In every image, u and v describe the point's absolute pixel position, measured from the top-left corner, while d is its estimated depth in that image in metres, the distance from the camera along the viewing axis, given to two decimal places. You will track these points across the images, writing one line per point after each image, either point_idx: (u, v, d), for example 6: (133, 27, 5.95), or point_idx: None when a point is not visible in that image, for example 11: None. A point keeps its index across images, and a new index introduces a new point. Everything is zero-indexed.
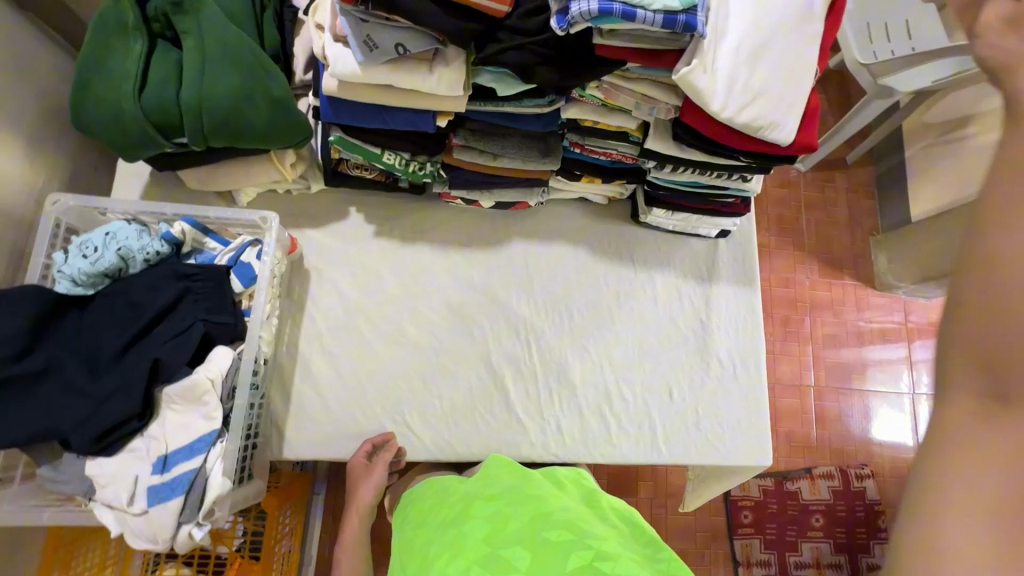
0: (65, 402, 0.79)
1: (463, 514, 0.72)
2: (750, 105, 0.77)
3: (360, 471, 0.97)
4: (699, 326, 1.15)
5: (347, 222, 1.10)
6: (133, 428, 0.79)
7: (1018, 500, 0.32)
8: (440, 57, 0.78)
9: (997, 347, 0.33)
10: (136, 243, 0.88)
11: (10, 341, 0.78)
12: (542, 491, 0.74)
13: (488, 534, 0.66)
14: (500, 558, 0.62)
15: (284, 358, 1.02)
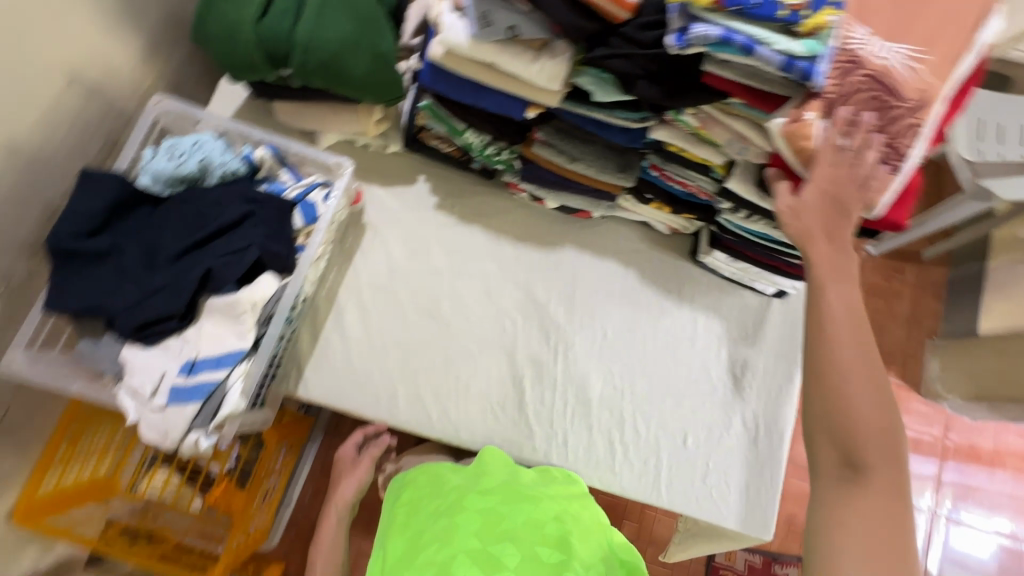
0: (118, 287, 0.82)
1: (456, 499, 0.73)
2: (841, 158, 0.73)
3: (344, 469, 1.12)
4: (731, 379, 1.12)
5: (413, 189, 1.12)
6: (171, 327, 0.82)
7: (881, 534, 0.59)
8: (548, 49, 0.78)
9: (849, 432, 0.62)
10: (218, 157, 0.92)
11: (87, 217, 0.83)
12: (537, 493, 0.75)
13: (483, 526, 0.67)
14: (492, 555, 0.64)
15: (321, 302, 1.04)
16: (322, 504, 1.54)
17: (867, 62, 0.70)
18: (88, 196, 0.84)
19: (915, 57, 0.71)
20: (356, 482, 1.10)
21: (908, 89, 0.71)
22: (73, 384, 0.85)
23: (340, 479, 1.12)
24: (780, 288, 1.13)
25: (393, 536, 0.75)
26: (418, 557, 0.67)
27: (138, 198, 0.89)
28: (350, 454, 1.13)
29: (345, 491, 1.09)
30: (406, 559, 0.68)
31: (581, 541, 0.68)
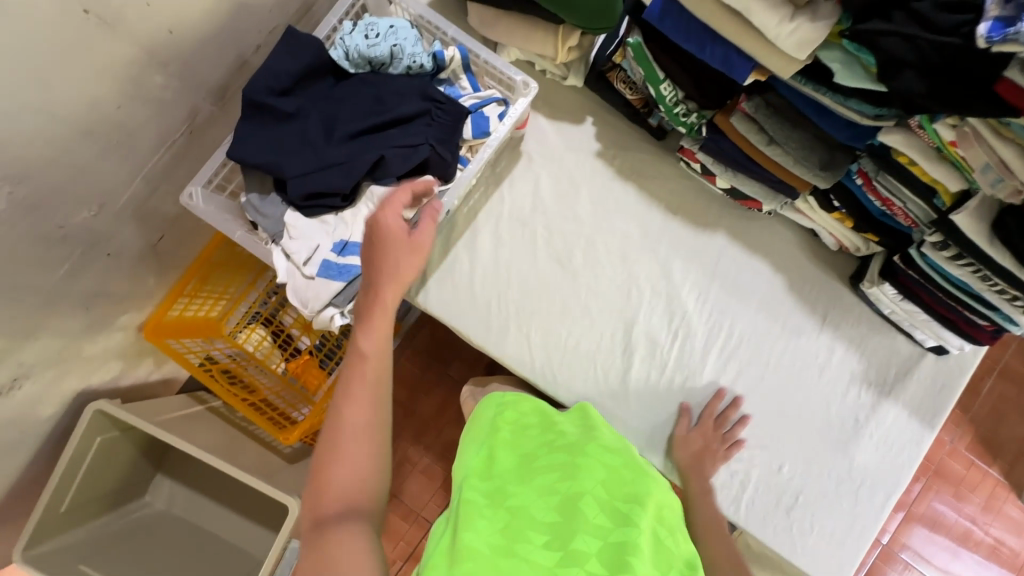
0: (296, 153, 0.85)
1: (579, 447, 0.77)
2: None
3: (399, 236, 0.75)
4: (851, 423, 1.02)
5: (579, 128, 1.06)
6: (333, 202, 0.84)
7: None
8: (810, 10, 0.69)
9: None
10: (409, 47, 0.89)
11: (284, 75, 0.85)
12: (652, 473, 0.76)
13: (610, 481, 0.69)
14: (621, 509, 0.64)
15: (458, 219, 1.03)
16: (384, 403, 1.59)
17: None
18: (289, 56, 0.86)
19: None
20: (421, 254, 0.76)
21: None
22: (235, 231, 0.88)
23: (390, 246, 0.74)
24: (942, 344, 1.00)
25: (503, 448, 0.80)
26: (539, 477, 0.71)
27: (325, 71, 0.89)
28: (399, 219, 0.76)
29: (403, 266, 0.73)
30: (524, 474, 0.73)
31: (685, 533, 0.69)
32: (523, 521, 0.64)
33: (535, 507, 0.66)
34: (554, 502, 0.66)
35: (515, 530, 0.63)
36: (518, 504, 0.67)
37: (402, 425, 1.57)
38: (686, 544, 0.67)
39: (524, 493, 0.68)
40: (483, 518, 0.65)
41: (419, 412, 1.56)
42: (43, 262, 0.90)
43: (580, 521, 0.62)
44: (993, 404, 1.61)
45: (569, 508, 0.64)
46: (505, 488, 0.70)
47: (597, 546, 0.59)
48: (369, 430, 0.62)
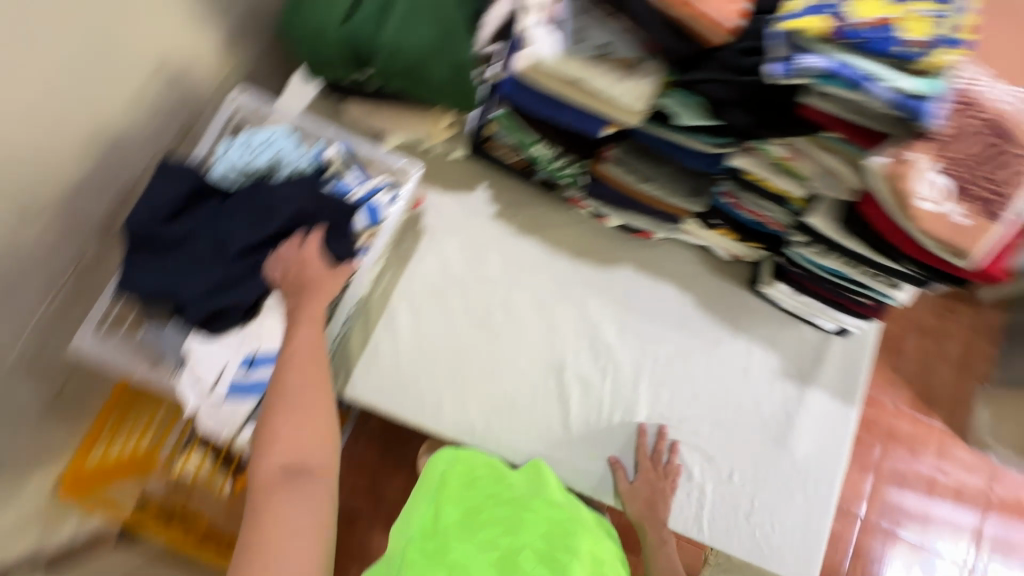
0: (190, 275, 0.84)
1: (525, 497, 0.80)
2: (951, 200, 0.68)
3: (314, 261, 0.83)
4: (783, 417, 1.08)
5: (473, 195, 1.11)
6: (234, 317, 0.83)
7: None
8: (638, 69, 0.76)
9: None
10: (292, 153, 0.93)
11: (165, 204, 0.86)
12: (591, 520, 0.80)
13: (552, 534, 0.74)
14: (560, 561, 0.70)
15: (374, 303, 1.04)
16: (347, 499, 1.51)
17: (980, 105, 0.68)
18: (170, 187, 0.86)
19: None
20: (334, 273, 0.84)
21: None
22: (138, 365, 0.88)
23: (306, 268, 0.83)
24: (842, 326, 1.09)
25: (443, 498, 0.82)
26: (480, 532, 0.76)
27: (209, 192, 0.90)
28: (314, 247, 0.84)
29: (320, 275, 0.82)
30: (465, 530, 0.77)
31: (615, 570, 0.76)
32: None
33: (475, 565, 0.71)
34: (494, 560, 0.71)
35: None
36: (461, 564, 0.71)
37: (370, 516, 1.50)
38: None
39: (467, 550, 0.73)
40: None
41: (386, 498, 1.50)
42: None
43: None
44: (920, 359, 1.73)
45: (507, 565, 0.70)
46: (448, 547, 0.74)
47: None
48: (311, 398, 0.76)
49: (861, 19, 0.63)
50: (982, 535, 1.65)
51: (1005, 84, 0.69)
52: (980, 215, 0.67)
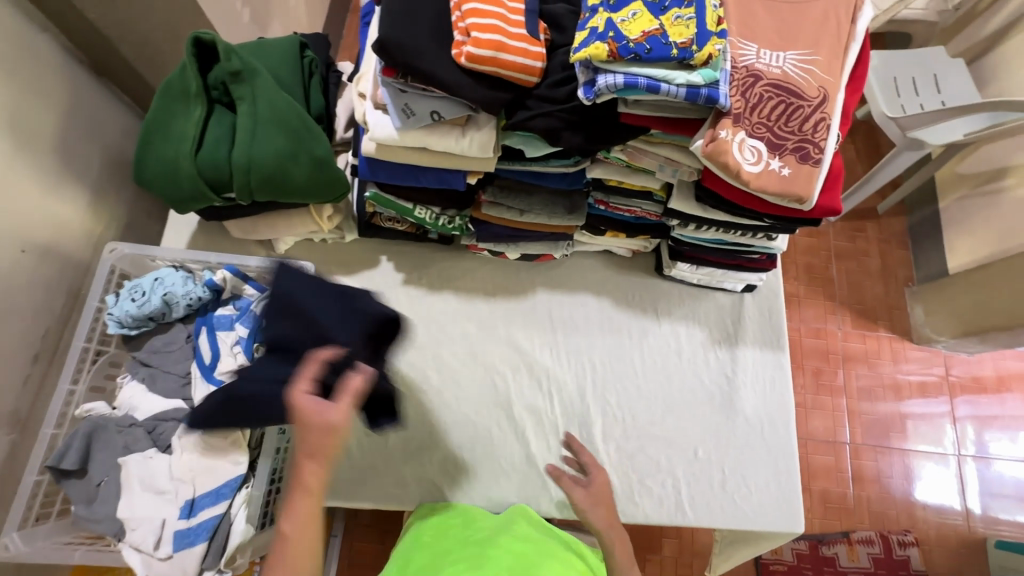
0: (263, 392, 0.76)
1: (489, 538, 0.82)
2: (770, 154, 0.76)
3: (320, 427, 0.66)
4: (724, 382, 1.13)
5: (378, 270, 1.15)
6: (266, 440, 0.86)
7: None
8: (472, 123, 0.82)
9: None
10: (181, 288, 0.94)
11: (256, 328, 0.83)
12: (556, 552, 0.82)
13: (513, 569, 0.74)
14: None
15: None
16: None
17: (764, 73, 0.76)
18: (280, 306, 0.82)
19: (805, 60, 0.78)
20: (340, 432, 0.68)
21: (808, 89, 0.77)
22: (73, 552, 0.80)
23: (305, 431, 0.67)
24: (748, 283, 1.16)
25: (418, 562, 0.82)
26: (448, 569, 0.77)
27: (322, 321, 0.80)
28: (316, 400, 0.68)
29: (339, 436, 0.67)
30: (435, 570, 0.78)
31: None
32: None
33: None
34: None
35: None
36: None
37: None
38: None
39: None
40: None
41: None
42: None
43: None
44: (848, 280, 1.84)
45: None
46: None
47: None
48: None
49: (633, 35, 0.71)
50: (958, 419, 1.74)
51: (781, 49, 0.78)
52: (798, 163, 0.77)
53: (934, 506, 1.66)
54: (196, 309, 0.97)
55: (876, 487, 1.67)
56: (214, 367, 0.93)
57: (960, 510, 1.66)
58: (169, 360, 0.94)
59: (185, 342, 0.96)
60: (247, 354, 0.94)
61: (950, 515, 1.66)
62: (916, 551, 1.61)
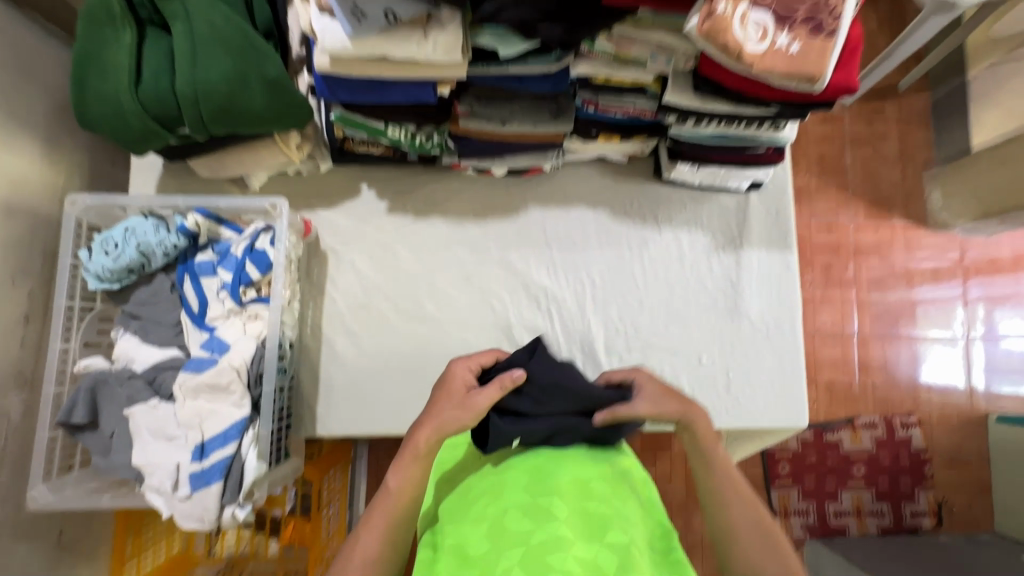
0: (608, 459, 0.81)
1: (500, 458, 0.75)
2: (778, 29, 0.66)
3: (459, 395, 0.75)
4: (729, 288, 1.10)
5: (359, 200, 1.09)
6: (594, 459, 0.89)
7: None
8: (435, 22, 0.73)
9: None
10: (153, 238, 0.89)
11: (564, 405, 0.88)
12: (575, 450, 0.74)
13: (531, 478, 0.67)
14: (542, 506, 0.61)
15: (308, 341, 1.04)
16: None
17: None
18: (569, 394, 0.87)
19: None
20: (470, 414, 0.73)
21: None
22: (101, 498, 0.83)
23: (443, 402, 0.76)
24: (754, 180, 1.08)
25: (446, 491, 0.77)
26: (475, 505, 0.67)
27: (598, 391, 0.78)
28: (468, 381, 0.77)
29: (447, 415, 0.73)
30: (462, 508, 0.68)
31: (624, 499, 0.67)
32: (464, 557, 0.60)
33: (468, 539, 0.62)
34: (483, 528, 0.62)
35: (460, 566, 0.59)
36: (456, 543, 0.63)
37: None
38: (633, 523, 0.63)
39: (461, 530, 0.64)
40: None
41: None
42: None
43: (508, 537, 0.59)
44: (863, 168, 1.74)
45: (496, 527, 0.61)
46: (452, 528, 0.66)
47: (519, 559, 0.56)
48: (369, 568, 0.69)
49: None
50: (970, 302, 1.71)
51: None
52: (811, 36, 0.67)
53: (938, 387, 1.68)
54: (175, 256, 0.93)
55: (881, 375, 1.69)
56: (204, 314, 0.92)
57: (964, 389, 1.69)
58: (156, 312, 0.92)
59: (170, 291, 0.94)
60: (234, 298, 0.92)
61: (954, 394, 1.69)
62: (918, 431, 1.66)
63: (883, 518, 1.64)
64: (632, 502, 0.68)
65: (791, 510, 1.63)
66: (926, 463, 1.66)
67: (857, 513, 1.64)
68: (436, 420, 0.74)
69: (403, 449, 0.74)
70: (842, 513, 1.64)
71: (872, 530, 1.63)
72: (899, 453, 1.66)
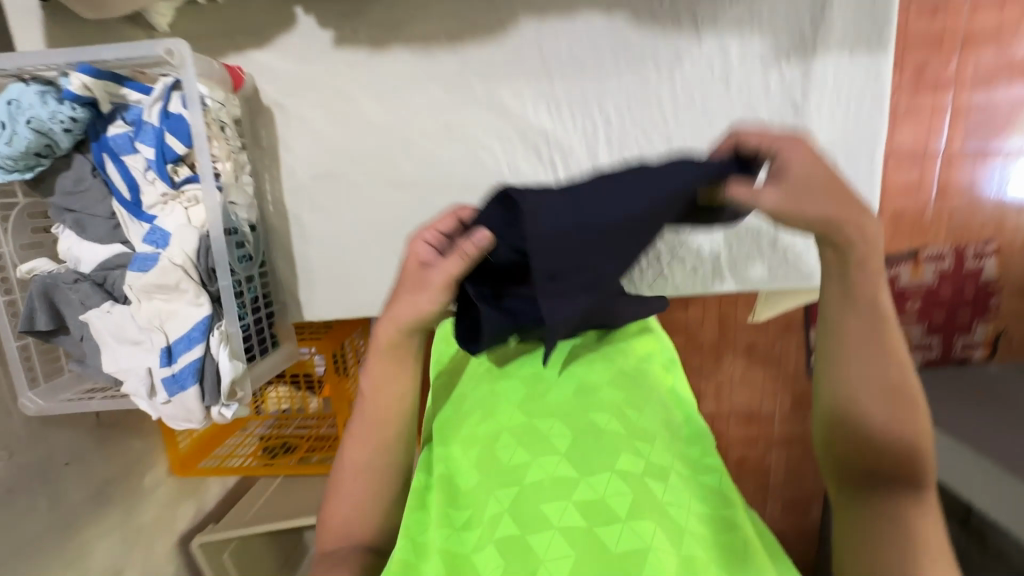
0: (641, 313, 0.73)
1: (497, 365, 0.69)
2: None
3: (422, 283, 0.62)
4: (789, 112, 0.83)
5: (296, 31, 0.83)
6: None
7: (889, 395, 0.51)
8: None
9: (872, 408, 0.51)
10: (43, 111, 0.71)
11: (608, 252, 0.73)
12: (583, 359, 0.68)
13: (529, 399, 0.63)
14: (539, 434, 0.58)
15: (273, 221, 0.90)
16: None
17: None
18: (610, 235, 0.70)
19: None
20: (435, 295, 0.61)
21: None
22: (90, 403, 0.82)
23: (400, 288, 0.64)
24: None
25: (444, 403, 0.69)
26: (464, 425, 0.63)
27: (638, 212, 0.61)
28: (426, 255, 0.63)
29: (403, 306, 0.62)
30: (449, 427, 0.65)
31: (639, 414, 0.61)
32: (457, 491, 0.58)
33: (460, 469, 0.60)
34: (476, 456, 0.59)
35: (453, 499, 0.58)
36: (446, 472, 0.61)
37: None
38: (651, 443, 0.57)
39: (453, 454, 0.61)
40: (432, 508, 0.58)
41: None
42: (13, 522, 0.91)
43: (502, 472, 0.56)
44: None
45: (488, 456, 0.58)
46: (441, 452, 0.63)
47: (512, 496, 0.53)
48: (366, 472, 0.63)
49: None
50: None
51: None
52: None
53: None
54: (83, 133, 0.75)
55: (961, 200, 1.41)
56: (138, 202, 0.78)
57: None
58: (86, 202, 0.79)
59: (94, 176, 0.79)
60: (165, 180, 0.76)
61: None
62: (992, 261, 1.44)
63: (930, 352, 1.46)
64: (654, 415, 0.61)
65: None
66: (993, 294, 1.45)
67: (903, 347, 1.46)
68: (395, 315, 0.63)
69: (370, 357, 0.65)
70: None
71: (915, 362, 1.46)
72: (963, 284, 1.44)
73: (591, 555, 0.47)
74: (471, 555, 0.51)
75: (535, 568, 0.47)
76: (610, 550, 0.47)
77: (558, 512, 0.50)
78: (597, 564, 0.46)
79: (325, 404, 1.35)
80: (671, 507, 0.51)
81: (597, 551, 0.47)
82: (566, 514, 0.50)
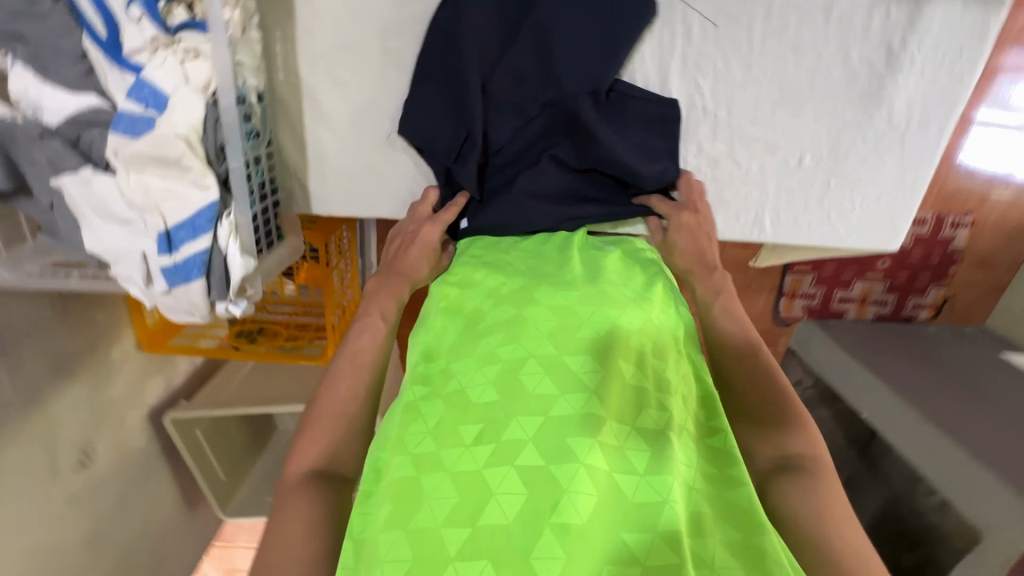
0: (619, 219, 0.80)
1: (525, 288, 0.65)
2: None
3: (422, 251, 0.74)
4: (883, 56, 0.76)
5: None
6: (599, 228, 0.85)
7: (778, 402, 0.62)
8: None
9: (779, 416, 0.60)
10: None
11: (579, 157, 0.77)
12: (616, 296, 0.64)
13: (560, 329, 0.59)
14: (570, 370, 0.55)
15: (283, 90, 0.76)
16: None
17: None
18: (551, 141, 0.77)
19: None
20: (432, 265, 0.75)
21: None
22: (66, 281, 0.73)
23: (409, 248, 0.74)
24: None
25: (454, 320, 0.66)
26: (481, 342, 0.61)
27: (549, 130, 0.77)
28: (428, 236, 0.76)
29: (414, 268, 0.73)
30: (465, 343, 0.61)
31: (664, 367, 0.59)
32: (467, 403, 0.55)
33: (473, 385, 0.56)
34: (494, 374, 0.56)
35: (463, 412, 0.54)
36: (460, 387, 0.57)
37: None
38: (674, 400, 0.57)
39: (469, 371, 0.58)
40: (436, 418, 0.55)
41: None
42: None
43: (526, 398, 0.53)
44: None
45: (507, 381, 0.55)
46: (454, 368, 0.59)
47: (538, 425, 0.51)
48: (349, 403, 0.62)
49: None
50: None
51: None
52: None
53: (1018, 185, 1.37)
54: None
55: None
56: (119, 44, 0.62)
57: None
58: (48, 35, 0.62)
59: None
60: (155, 21, 0.61)
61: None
62: (965, 233, 1.41)
63: (882, 309, 1.51)
64: (676, 372, 0.61)
65: (798, 294, 1.50)
66: (955, 263, 1.45)
67: (861, 301, 1.50)
68: (409, 275, 0.73)
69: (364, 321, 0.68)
70: (846, 300, 1.51)
71: (868, 316, 1.53)
72: (932, 251, 1.43)
73: (610, 501, 0.47)
74: (482, 471, 0.49)
75: (560, 500, 0.45)
76: (627, 497, 0.47)
77: (585, 450, 0.48)
78: (615, 508, 0.46)
79: (302, 290, 1.23)
80: (682, 464, 0.52)
81: (619, 498, 0.47)
82: (594, 454, 0.48)
